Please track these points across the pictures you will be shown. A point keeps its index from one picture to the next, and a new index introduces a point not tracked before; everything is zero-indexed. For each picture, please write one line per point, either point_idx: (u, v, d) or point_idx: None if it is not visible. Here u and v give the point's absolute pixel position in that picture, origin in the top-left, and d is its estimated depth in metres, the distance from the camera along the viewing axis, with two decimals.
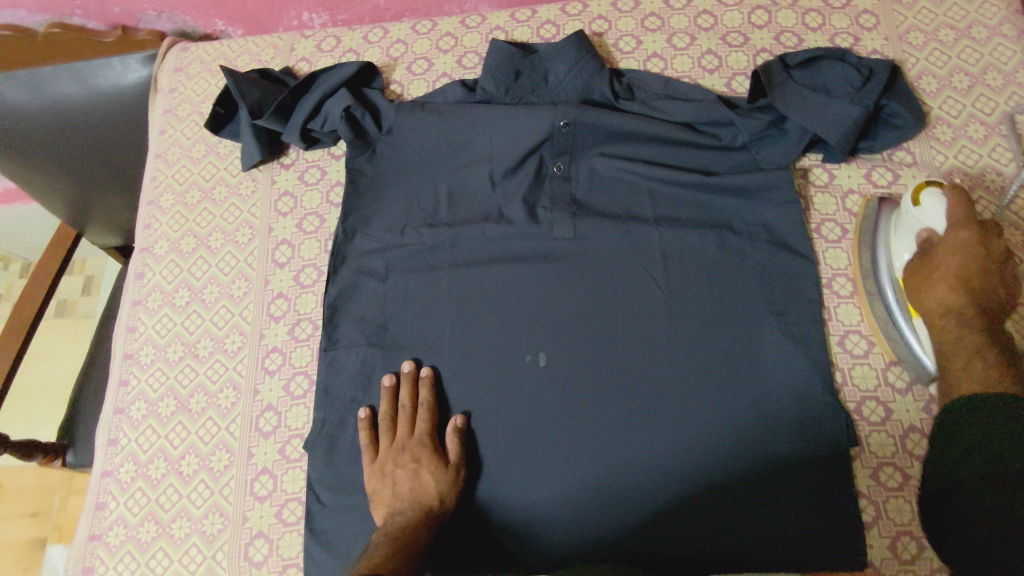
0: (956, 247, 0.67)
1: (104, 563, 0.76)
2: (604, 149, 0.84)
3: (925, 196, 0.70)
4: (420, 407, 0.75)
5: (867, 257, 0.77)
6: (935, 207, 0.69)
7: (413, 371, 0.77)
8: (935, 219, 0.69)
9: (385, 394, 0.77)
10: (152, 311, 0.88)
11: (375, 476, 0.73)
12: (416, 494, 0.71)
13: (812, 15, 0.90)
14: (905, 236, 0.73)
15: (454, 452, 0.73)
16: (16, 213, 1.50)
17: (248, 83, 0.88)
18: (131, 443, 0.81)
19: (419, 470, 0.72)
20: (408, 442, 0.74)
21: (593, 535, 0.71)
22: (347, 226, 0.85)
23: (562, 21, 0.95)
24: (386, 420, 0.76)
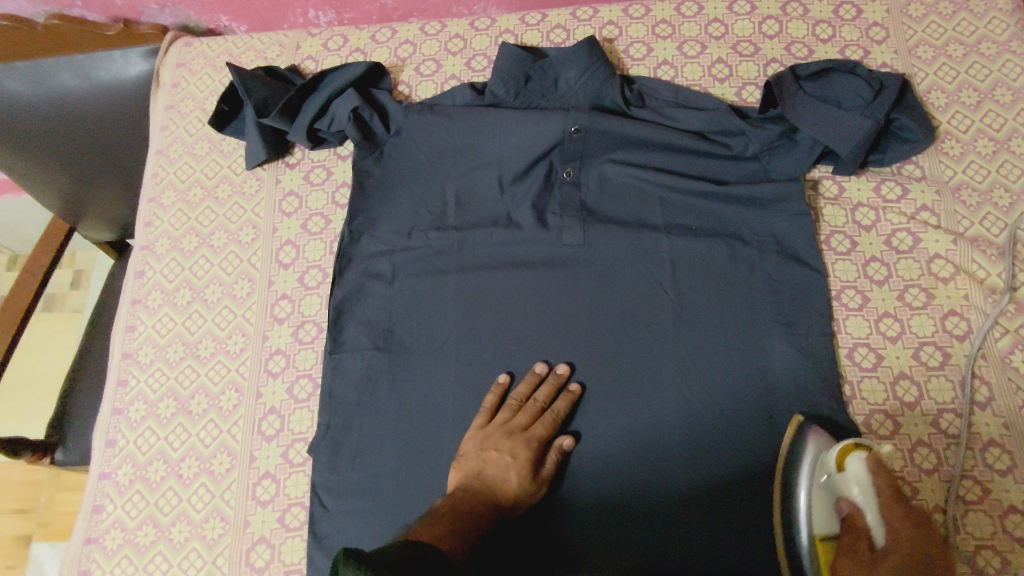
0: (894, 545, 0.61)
1: (100, 567, 0.75)
2: (614, 156, 0.83)
3: (853, 465, 0.64)
4: (549, 413, 0.73)
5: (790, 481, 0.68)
6: (861, 474, 0.64)
7: (563, 376, 0.75)
8: (857, 490, 0.64)
9: (529, 378, 0.75)
10: (152, 310, 0.87)
11: (474, 443, 0.72)
12: (497, 483, 0.69)
13: (822, 26, 0.90)
14: (823, 503, 0.66)
15: (552, 468, 0.71)
16: (7, 205, 1.47)
17: (254, 81, 0.87)
18: (129, 444, 0.80)
19: (509, 465, 0.70)
20: (518, 435, 0.72)
21: (630, 492, 0.71)
22: (353, 227, 0.84)
23: (572, 26, 0.95)
24: (513, 402, 0.74)
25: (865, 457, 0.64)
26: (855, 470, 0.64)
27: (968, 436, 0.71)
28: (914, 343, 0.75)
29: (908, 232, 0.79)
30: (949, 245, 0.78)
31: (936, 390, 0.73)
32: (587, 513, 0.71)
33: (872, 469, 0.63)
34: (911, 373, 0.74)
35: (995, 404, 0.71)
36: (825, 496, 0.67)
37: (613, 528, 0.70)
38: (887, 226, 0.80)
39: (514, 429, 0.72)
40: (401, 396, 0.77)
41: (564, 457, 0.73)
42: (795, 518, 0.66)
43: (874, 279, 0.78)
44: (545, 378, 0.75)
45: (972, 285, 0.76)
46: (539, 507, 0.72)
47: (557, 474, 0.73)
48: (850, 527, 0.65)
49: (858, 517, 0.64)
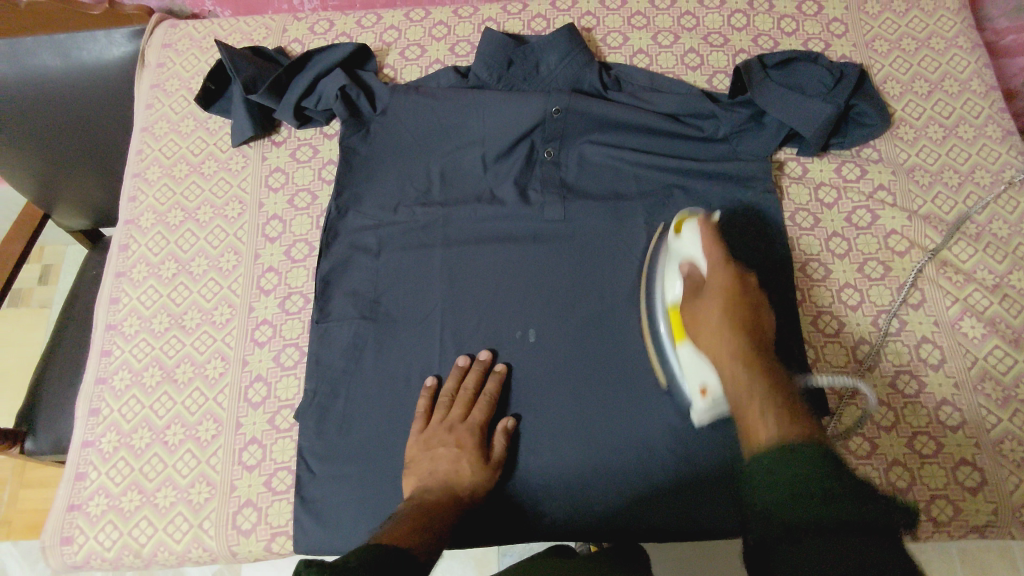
0: (720, 292, 0.67)
1: (84, 533, 0.74)
2: (592, 137, 0.87)
3: (685, 228, 0.73)
4: (483, 396, 0.75)
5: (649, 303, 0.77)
6: (696, 238, 0.71)
7: (489, 362, 0.77)
8: (694, 252, 0.71)
9: (455, 372, 0.77)
10: (137, 282, 0.87)
11: (418, 446, 0.72)
12: (452, 478, 0.70)
13: (787, 20, 0.96)
14: (675, 268, 0.74)
15: (500, 449, 0.73)
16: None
17: (242, 59, 0.89)
18: (114, 413, 0.80)
19: (459, 456, 0.71)
20: (459, 426, 0.74)
21: (613, 467, 0.74)
22: (340, 202, 0.86)
23: (552, 15, 0.99)
24: (445, 398, 0.76)
25: (698, 223, 0.71)
26: (689, 234, 0.72)
27: (922, 395, 0.76)
28: (872, 311, 0.80)
29: (867, 209, 0.85)
30: (905, 222, 0.84)
31: (893, 353, 0.78)
32: (571, 478, 0.74)
33: (705, 230, 0.71)
34: (870, 339, 0.79)
35: (946, 366, 0.77)
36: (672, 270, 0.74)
37: (593, 494, 0.74)
38: (848, 204, 0.85)
39: (454, 421, 0.74)
40: (387, 364, 0.79)
41: (511, 436, 0.75)
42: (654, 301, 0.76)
43: (836, 253, 0.83)
44: (470, 368, 0.77)
45: (925, 257, 0.81)
46: (497, 492, 0.75)
47: (511, 456, 0.75)
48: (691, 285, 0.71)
49: (695, 273, 0.71)
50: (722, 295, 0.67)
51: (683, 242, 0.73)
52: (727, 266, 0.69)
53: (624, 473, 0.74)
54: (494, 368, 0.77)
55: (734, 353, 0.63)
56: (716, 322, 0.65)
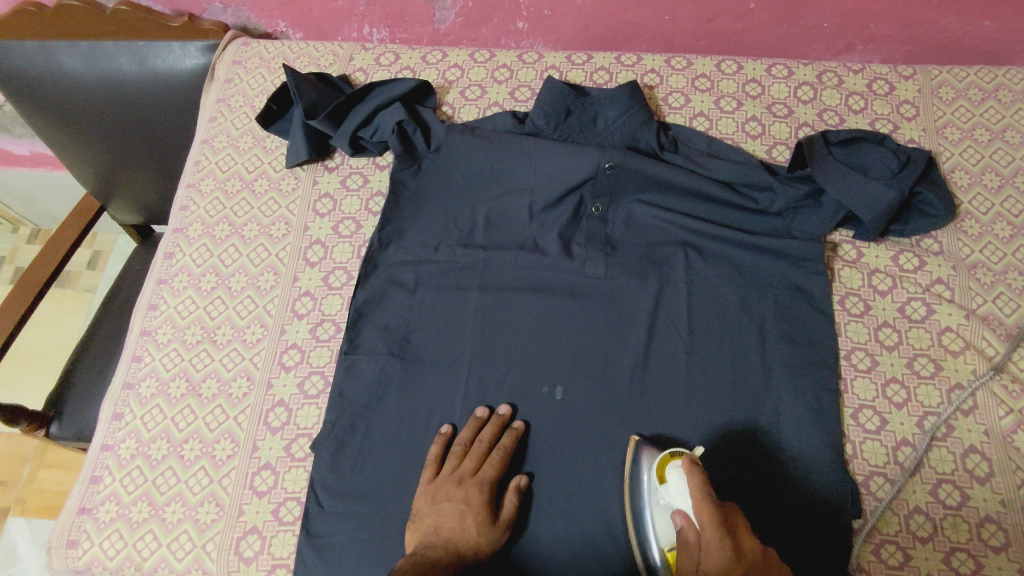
0: (722, 568, 0.56)
1: (90, 539, 0.74)
2: (642, 197, 0.87)
3: (670, 471, 0.68)
4: (497, 451, 0.73)
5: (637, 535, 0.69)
6: (681, 484, 0.66)
7: (508, 417, 0.76)
8: (680, 498, 0.66)
9: (471, 423, 0.75)
10: (176, 291, 0.87)
11: (425, 498, 0.70)
12: (456, 535, 0.67)
13: (855, 98, 0.94)
14: (663, 516, 0.68)
15: (509, 510, 0.70)
16: (61, 178, 1.66)
17: (307, 84, 0.90)
18: (136, 419, 0.80)
19: (465, 513, 0.69)
20: (469, 480, 0.71)
21: (625, 545, 0.71)
22: (384, 235, 0.86)
23: (615, 69, 0.98)
24: (458, 448, 0.74)
25: (683, 465, 0.66)
26: (673, 478, 0.67)
27: (965, 509, 0.71)
28: (918, 412, 0.76)
29: (923, 302, 0.81)
30: (961, 320, 0.80)
31: (938, 459, 0.74)
32: (580, 548, 0.71)
33: (690, 474, 0.63)
34: (913, 441, 0.75)
35: (994, 481, 0.72)
36: (661, 513, 0.68)
37: (601, 565, 0.70)
38: (903, 294, 0.82)
39: (464, 475, 0.71)
40: (410, 403, 0.78)
41: (522, 496, 0.73)
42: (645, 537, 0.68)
43: (884, 344, 0.80)
44: (487, 420, 0.75)
45: (981, 361, 0.77)
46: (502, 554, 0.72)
47: (520, 518, 0.73)
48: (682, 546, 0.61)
49: (686, 528, 0.61)
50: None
51: (671, 490, 0.67)
52: (718, 522, 0.58)
53: None
54: (511, 424, 0.76)
55: None
56: None
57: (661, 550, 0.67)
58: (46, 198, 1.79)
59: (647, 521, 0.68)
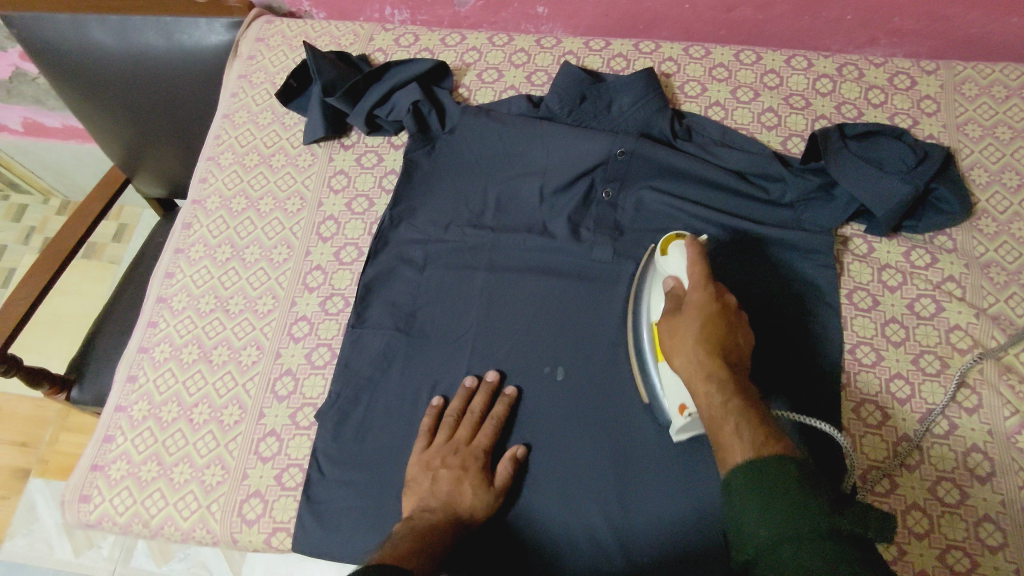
0: (696, 311, 0.65)
1: (101, 494, 0.77)
2: (654, 183, 0.86)
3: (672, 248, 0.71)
4: (490, 420, 0.75)
5: (636, 313, 0.76)
6: (679, 257, 0.69)
7: (497, 383, 0.77)
8: (675, 269, 0.69)
9: (462, 392, 0.77)
10: (192, 261, 0.90)
11: (419, 466, 0.72)
12: (452, 499, 0.69)
13: (875, 91, 0.93)
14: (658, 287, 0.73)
15: (504, 476, 0.71)
16: (91, 151, 1.70)
17: (326, 63, 0.92)
18: (149, 382, 0.82)
19: (461, 479, 0.71)
20: (464, 448, 0.73)
21: (618, 527, 0.71)
22: (395, 213, 0.88)
23: (633, 56, 0.98)
24: (451, 418, 0.75)
25: (687, 243, 0.69)
26: (673, 252, 0.70)
27: (964, 507, 0.71)
28: (922, 408, 0.75)
29: (933, 299, 0.80)
30: (971, 318, 0.79)
31: (938, 457, 0.73)
32: (574, 525, 0.72)
33: (692, 250, 0.68)
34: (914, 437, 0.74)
35: (995, 480, 0.71)
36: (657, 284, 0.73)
37: (594, 543, 0.71)
38: (912, 291, 0.81)
39: (459, 444, 0.73)
40: (414, 377, 0.80)
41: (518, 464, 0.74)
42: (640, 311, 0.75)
43: (891, 340, 0.79)
44: (478, 389, 0.77)
45: (988, 360, 0.76)
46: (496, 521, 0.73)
47: (515, 484, 0.74)
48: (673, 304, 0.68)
49: (678, 288, 0.69)
50: (699, 320, 0.64)
51: (669, 264, 0.70)
52: (709, 287, 0.65)
53: (632, 529, 0.71)
54: (504, 392, 0.77)
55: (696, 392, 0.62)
56: (691, 341, 0.64)
57: (650, 325, 0.73)
58: (76, 171, 1.83)
59: (642, 302, 0.75)
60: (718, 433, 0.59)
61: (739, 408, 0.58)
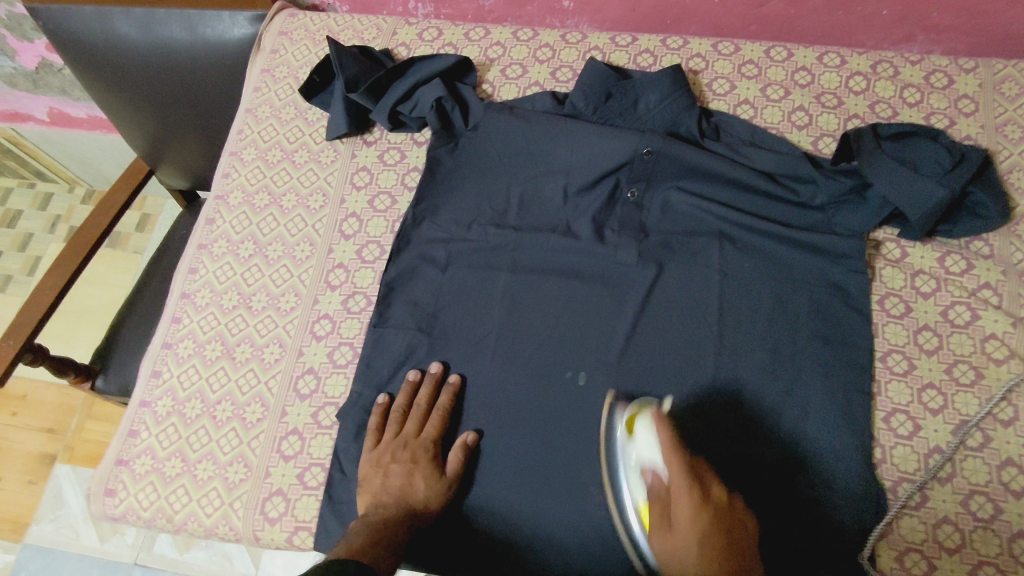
0: (683, 496, 0.61)
1: (126, 488, 0.78)
2: (681, 184, 0.85)
3: (639, 429, 0.69)
4: (435, 411, 0.77)
5: (613, 496, 0.71)
6: (646, 440, 0.67)
7: (440, 374, 0.79)
8: (649, 452, 0.67)
9: (405, 387, 0.79)
10: (216, 256, 0.90)
11: (370, 463, 0.74)
12: (405, 492, 0.72)
13: (911, 90, 0.90)
14: (637, 475, 0.69)
15: (454, 466, 0.74)
16: (115, 141, 1.72)
17: (349, 58, 0.91)
18: (173, 378, 0.83)
19: (412, 472, 0.73)
20: (413, 442, 0.75)
21: None
22: (418, 212, 0.87)
23: (660, 52, 0.96)
24: (397, 413, 0.77)
25: (651, 420, 0.67)
26: (641, 434, 0.68)
27: (996, 522, 0.69)
28: (955, 419, 0.74)
29: (968, 307, 0.78)
30: (1008, 328, 0.77)
31: (970, 470, 0.72)
32: (593, 529, 0.72)
33: (658, 428, 0.66)
34: (946, 449, 0.73)
35: None
36: (636, 476, 0.69)
37: (606, 544, 0.71)
38: (946, 298, 0.79)
39: (407, 438, 0.75)
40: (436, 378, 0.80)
41: (470, 452, 0.76)
42: (618, 495, 0.70)
43: (923, 348, 0.77)
44: (420, 382, 0.79)
45: None
46: (465, 513, 0.75)
47: (469, 470, 0.76)
48: (656, 494, 0.65)
49: (657, 479, 0.65)
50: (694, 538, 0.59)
51: (636, 445, 0.68)
52: (694, 496, 0.61)
53: None
54: (447, 381, 0.79)
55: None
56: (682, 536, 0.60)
57: (637, 510, 0.68)
58: (101, 160, 1.85)
59: (619, 490, 0.70)
60: None
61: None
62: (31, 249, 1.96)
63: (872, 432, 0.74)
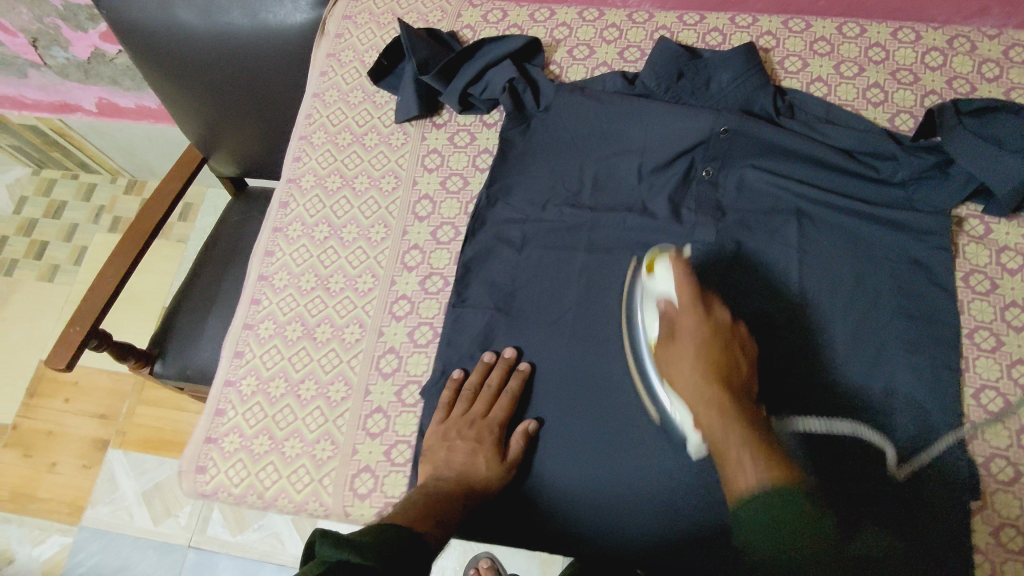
0: (695, 340, 0.70)
1: (216, 466, 0.79)
2: (756, 162, 0.85)
3: (658, 267, 0.76)
4: (506, 394, 0.76)
5: (629, 335, 0.77)
6: (667, 275, 0.75)
7: (513, 359, 0.79)
8: (665, 287, 0.75)
9: (480, 367, 0.79)
10: (292, 239, 0.91)
11: (437, 436, 0.75)
12: (467, 469, 0.71)
13: (989, 65, 0.89)
14: (651, 309, 0.75)
15: (516, 451, 0.73)
16: (161, 131, 1.73)
17: (419, 40, 0.90)
18: (256, 358, 0.84)
19: (476, 450, 0.73)
20: (480, 422, 0.75)
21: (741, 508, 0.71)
22: (492, 192, 0.87)
23: (729, 31, 0.95)
24: (467, 392, 0.77)
25: (671, 261, 0.75)
26: (661, 271, 0.75)
27: None
28: None
29: None
30: None
31: None
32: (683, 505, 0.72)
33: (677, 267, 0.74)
34: None
35: None
36: (649, 309, 0.76)
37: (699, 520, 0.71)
38: None
39: (474, 417, 0.75)
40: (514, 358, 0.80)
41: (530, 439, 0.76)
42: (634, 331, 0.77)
43: (1011, 325, 0.78)
44: (494, 363, 0.78)
45: None
46: (537, 494, 0.75)
47: (528, 456, 0.77)
48: (669, 328, 0.73)
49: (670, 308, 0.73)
50: (693, 347, 0.70)
51: (657, 282, 0.75)
52: (697, 310, 0.72)
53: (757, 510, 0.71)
54: (518, 367, 0.78)
55: (710, 400, 0.66)
56: (688, 368, 0.69)
57: (649, 344, 0.74)
58: (145, 150, 1.87)
59: (636, 322, 0.77)
60: (726, 454, 0.63)
61: (771, 475, 0.58)
62: (76, 238, 1.99)
63: (962, 408, 0.74)
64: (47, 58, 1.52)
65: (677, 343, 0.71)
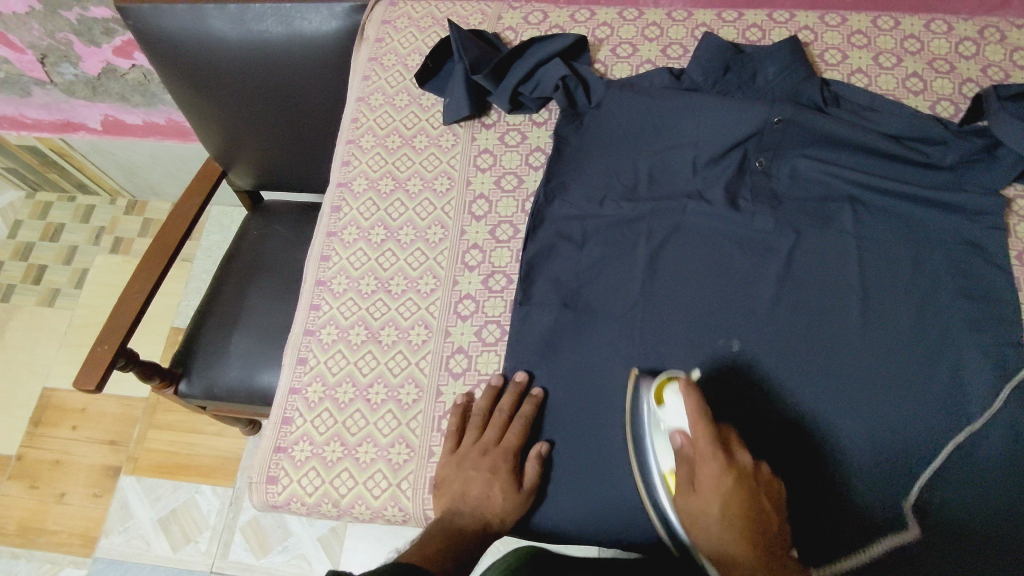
0: (715, 489, 0.63)
1: (288, 475, 0.78)
2: (809, 152, 0.86)
3: (667, 394, 0.69)
4: (518, 419, 0.75)
5: (636, 457, 0.71)
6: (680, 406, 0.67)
7: (524, 385, 0.78)
8: (679, 420, 0.67)
9: (490, 391, 0.78)
10: (347, 243, 0.90)
11: (450, 466, 0.73)
12: (481, 502, 0.70)
13: (1020, 53, 0.92)
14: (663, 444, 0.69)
15: (531, 479, 0.72)
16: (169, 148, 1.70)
17: (470, 41, 0.91)
18: (321, 364, 0.83)
19: (491, 481, 0.71)
20: (493, 450, 0.74)
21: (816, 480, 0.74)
22: (549, 189, 0.88)
23: (768, 26, 0.97)
24: (479, 418, 0.76)
25: (682, 386, 0.67)
26: (671, 401, 0.68)
27: None
28: None
29: None
30: None
31: None
32: None
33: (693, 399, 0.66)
34: None
35: None
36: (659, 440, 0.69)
37: None
38: None
39: (488, 445, 0.74)
40: (584, 354, 0.80)
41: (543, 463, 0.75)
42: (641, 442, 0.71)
43: None
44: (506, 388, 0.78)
45: None
46: (615, 488, 0.74)
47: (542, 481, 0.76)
48: (685, 461, 0.66)
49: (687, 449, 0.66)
50: (718, 502, 0.62)
51: (666, 413, 0.68)
52: (720, 455, 0.64)
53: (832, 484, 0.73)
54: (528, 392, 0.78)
55: (735, 557, 0.61)
56: (713, 517, 0.62)
57: (661, 476, 0.69)
58: (149, 168, 1.83)
59: (644, 449, 0.71)
60: None
61: None
62: (76, 261, 1.93)
63: None
64: (54, 75, 1.49)
65: (699, 490, 0.64)
